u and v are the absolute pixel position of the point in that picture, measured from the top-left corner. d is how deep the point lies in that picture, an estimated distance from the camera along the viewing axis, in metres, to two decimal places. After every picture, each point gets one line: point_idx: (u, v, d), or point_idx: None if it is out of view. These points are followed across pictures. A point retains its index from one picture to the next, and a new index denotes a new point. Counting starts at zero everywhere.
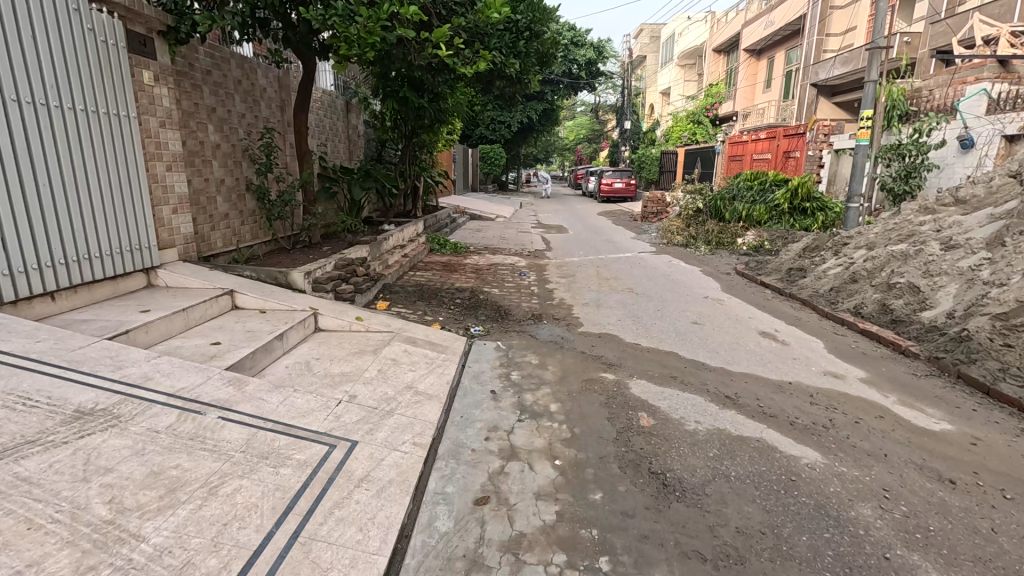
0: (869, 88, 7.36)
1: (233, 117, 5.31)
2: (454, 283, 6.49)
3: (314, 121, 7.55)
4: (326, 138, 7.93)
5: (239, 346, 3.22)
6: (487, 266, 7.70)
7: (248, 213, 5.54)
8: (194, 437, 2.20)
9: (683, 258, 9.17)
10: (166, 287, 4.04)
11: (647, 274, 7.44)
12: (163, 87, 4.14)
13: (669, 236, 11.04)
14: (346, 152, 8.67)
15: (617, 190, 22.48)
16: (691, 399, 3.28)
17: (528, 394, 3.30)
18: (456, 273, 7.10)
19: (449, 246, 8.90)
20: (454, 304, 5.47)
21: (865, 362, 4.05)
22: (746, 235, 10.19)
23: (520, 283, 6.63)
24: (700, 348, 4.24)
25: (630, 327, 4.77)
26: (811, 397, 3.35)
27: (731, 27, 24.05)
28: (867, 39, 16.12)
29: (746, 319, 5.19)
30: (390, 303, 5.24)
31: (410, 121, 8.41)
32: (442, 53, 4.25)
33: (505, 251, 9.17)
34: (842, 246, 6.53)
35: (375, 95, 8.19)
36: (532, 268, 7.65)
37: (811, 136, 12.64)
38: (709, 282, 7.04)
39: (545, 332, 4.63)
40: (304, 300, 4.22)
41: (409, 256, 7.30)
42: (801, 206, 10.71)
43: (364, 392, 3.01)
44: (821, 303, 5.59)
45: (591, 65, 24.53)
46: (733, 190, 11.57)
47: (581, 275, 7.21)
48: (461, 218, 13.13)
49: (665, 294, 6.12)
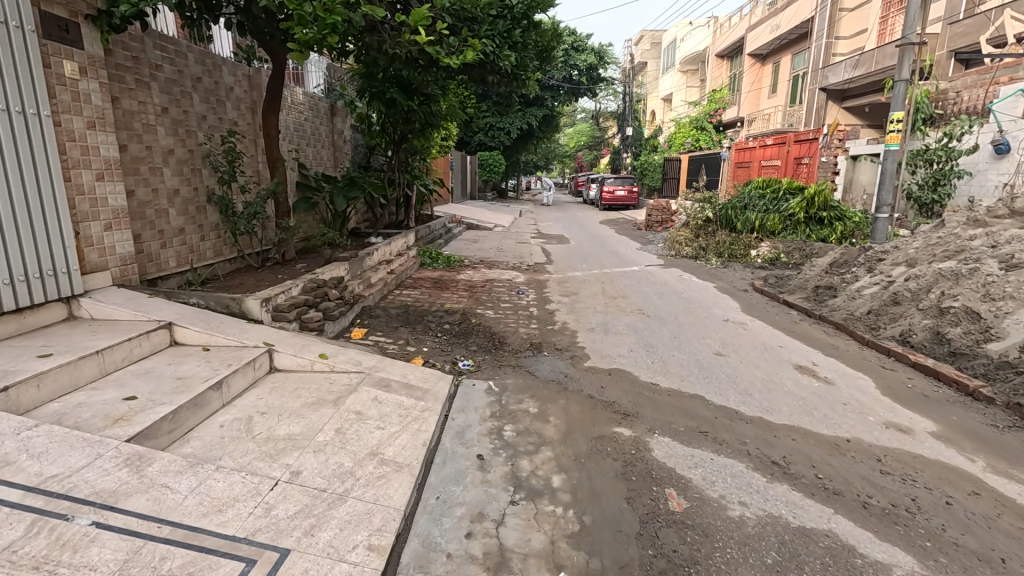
0: (900, 88, 6.72)
1: (189, 120, 4.67)
2: (444, 303, 5.83)
3: (293, 125, 6.91)
4: (307, 144, 7.29)
5: (160, 400, 2.56)
6: (482, 283, 7.06)
7: (208, 228, 4.89)
8: (40, 566, 1.54)
9: (694, 272, 8.50)
10: (92, 318, 3.38)
11: (657, 291, 6.79)
12: (92, 81, 3.50)
13: (676, 248, 10.39)
14: (331, 158, 8.03)
15: (619, 198, 21.85)
16: (730, 466, 2.59)
17: (524, 462, 2.62)
18: (447, 291, 6.44)
19: (441, 259, 8.25)
20: (443, 331, 4.79)
21: (930, 408, 3.37)
22: (760, 247, 9.53)
23: (517, 303, 5.98)
24: (729, 390, 3.56)
25: (645, 361, 4.09)
26: (878, 462, 2.67)
27: (735, 31, 23.52)
28: (879, 42, 15.57)
29: (776, 348, 4.52)
30: (366, 330, 4.56)
31: (399, 126, 7.79)
32: (422, 39, 3.63)
33: (502, 265, 8.52)
34: (877, 262, 5.86)
35: (361, 97, 7.57)
36: (531, 285, 7.00)
37: (825, 142, 12.08)
38: (726, 301, 6.37)
39: (545, 367, 3.96)
40: (258, 333, 3.54)
41: (395, 273, 6.63)
42: (818, 215, 10.04)
43: (312, 465, 2.34)
44: (859, 329, 4.92)
45: (593, 71, 23.91)
46: (744, 199, 10.92)
47: (585, 293, 6.55)
48: (457, 228, 12.53)
49: (681, 316, 5.45)
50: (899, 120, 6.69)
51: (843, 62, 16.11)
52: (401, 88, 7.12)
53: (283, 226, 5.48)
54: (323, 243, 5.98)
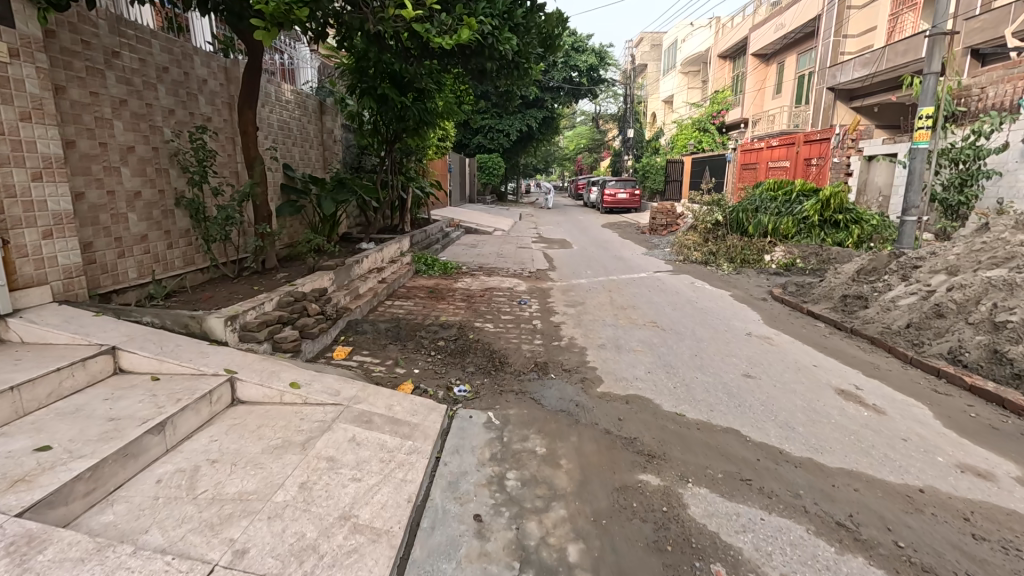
0: (931, 81, 6.24)
1: (154, 114, 4.19)
2: (439, 316, 5.33)
3: (279, 123, 6.43)
4: (295, 144, 6.81)
5: (80, 451, 2.06)
6: (481, 292, 6.56)
7: (175, 235, 4.39)
8: None
9: (706, 279, 8.02)
10: (22, 342, 2.88)
11: (670, 300, 6.30)
12: (27, 65, 3.02)
13: (684, 253, 9.91)
14: (320, 159, 7.55)
15: (621, 201, 21.39)
16: (787, 531, 2.09)
17: (532, 525, 2.12)
18: (443, 302, 5.95)
19: (438, 266, 7.75)
20: (438, 348, 4.30)
21: (1005, 444, 2.88)
22: (774, 251, 9.05)
23: (519, 314, 5.49)
24: (767, 422, 3.06)
25: (666, 384, 3.60)
26: (967, 523, 2.18)
27: (738, 31, 23.11)
28: (889, 39, 15.15)
29: (811, 368, 4.03)
30: (351, 350, 4.07)
31: (393, 124, 7.32)
32: (410, 16, 3.19)
33: (502, 271, 8.04)
34: (912, 269, 5.37)
35: (351, 94, 7.10)
36: (534, 294, 6.51)
37: (838, 141, 11.65)
38: (745, 312, 5.88)
39: (553, 394, 3.46)
40: (218, 357, 3.04)
41: (387, 281, 6.14)
42: (833, 218, 9.56)
43: (263, 539, 1.84)
44: (900, 345, 4.42)
45: (593, 71, 23.28)
46: (755, 201, 10.44)
47: (592, 302, 6.07)
48: (455, 233, 12.05)
49: (699, 330, 4.97)
50: (930, 117, 6.20)
51: (851, 61, 15.68)
52: (394, 83, 6.66)
53: (261, 232, 4.99)
54: (308, 250, 5.47)
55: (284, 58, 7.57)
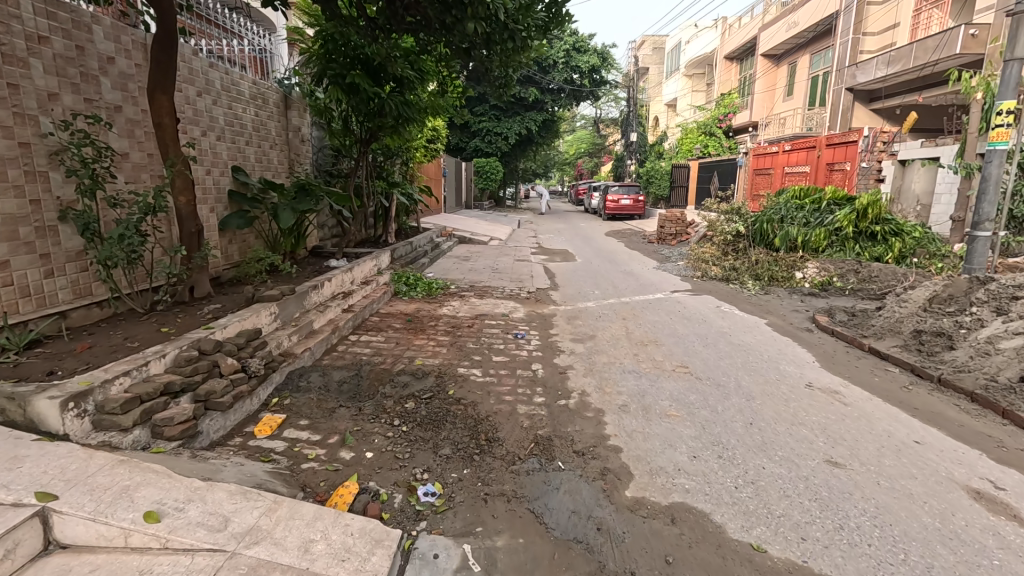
0: (1010, 70, 5.25)
1: (22, 96, 3.10)
2: (414, 358, 4.24)
3: (230, 118, 5.36)
4: (251, 142, 5.72)
5: None
6: (470, 320, 5.47)
7: (58, 259, 3.30)
8: None
9: (733, 302, 6.95)
10: None
11: (697, 332, 5.22)
12: None
13: (702, 267, 8.87)
14: (286, 162, 6.45)
15: (624, 207, 20.35)
16: None
17: None
18: (422, 336, 4.85)
19: (421, 285, 6.65)
20: (404, 414, 3.20)
21: None
22: (807, 267, 7.98)
23: (515, 355, 4.40)
24: (897, 568, 1.97)
25: (724, 485, 2.50)
26: None
27: (747, 32, 22.15)
28: (913, 37, 14.17)
29: (915, 448, 2.92)
30: (279, 423, 2.96)
31: (367, 121, 6.25)
32: None
33: (497, 292, 6.93)
34: (1009, 300, 4.32)
35: (318, 85, 6.03)
36: (533, 323, 5.44)
37: (867, 144, 10.71)
38: (793, 349, 4.79)
39: (561, 505, 2.35)
40: (40, 466, 1.94)
41: (353, 309, 5.04)
42: (869, 229, 8.52)
43: None
44: (1020, 409, 3.31)
45: (594, 72, 22.16)
46: (780, 211, 9.36)
47: (604, 336, 4.97)
48: (447, 243, 11.00)
49: (745, 381, 3.87)
50: (1012, 111, 5.15)
51: (873, 60, 14.65)
52: (367, 70, 5.61)
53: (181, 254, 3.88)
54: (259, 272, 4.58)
55: (252, 46, 5.93)
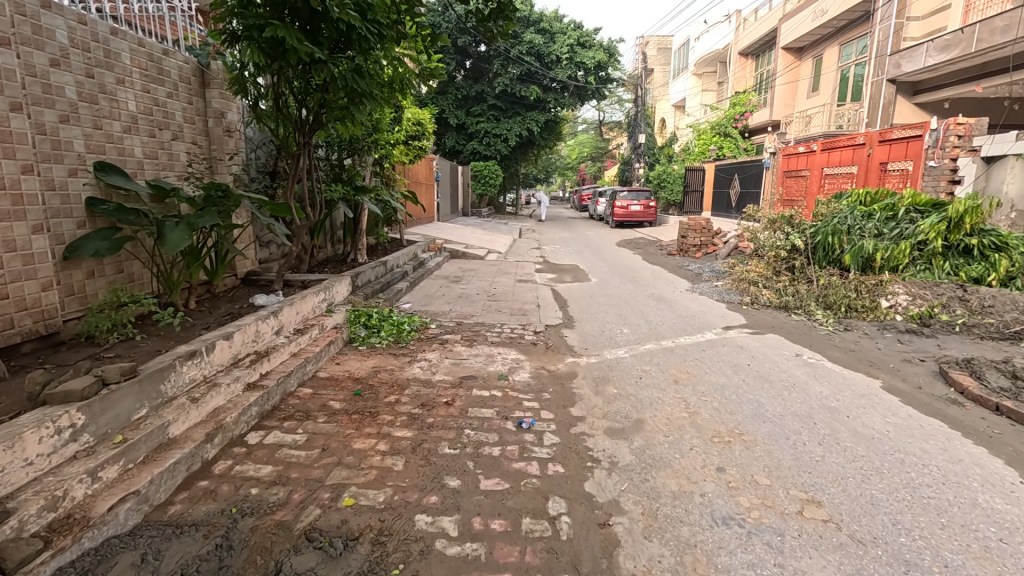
0: None
1: None
2: (344, 489, 2.43)
3: (93, 89, 3.57)
4: (135, 129, 3.93)
5: None
6: (450, 388, 3.66)
7: None
8: None
9: (810, 343, 5.18)
10: None
11: (796, 411, 3.41)
12: None
13: (751, 293, 7.13)
14: (202, 158, 4.68)
15: (634, 213, 18.65)
16: None
17: None
18: (373, 427, 3.05)
19: (389, 326, 4.87)
20: None
21: None
22: (897, 293, 6.16)
23: (521, 477, 2.57)
24: None
25: None
26: None
27: (764, 24, 20.43)
28: (968, 20, 12.51)
29: None
30: None
31: (308, 99, 4.50)
32: None
33: (492, 333, 5.12)
34: None
35: (234, 49, 4.26)
36: (548, 395, 3.63)
37: (937, 138, 8.91)
38: (964, 448, 2.98)
39: None
40: None
41: (266, 382, 3.23)
42: (962, 243, 6.73)
43: None
44: None
45: (601, 69, 20.31)
46: (846, 220, 7.53)
47: (659, 424, 3.17)
48: (434, 258, 9.23)
49: (953, 553, 2.06)
50: None
51: (922, 46, 12.90)
52: (301, 23, 3.87)
53: None
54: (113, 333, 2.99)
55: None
